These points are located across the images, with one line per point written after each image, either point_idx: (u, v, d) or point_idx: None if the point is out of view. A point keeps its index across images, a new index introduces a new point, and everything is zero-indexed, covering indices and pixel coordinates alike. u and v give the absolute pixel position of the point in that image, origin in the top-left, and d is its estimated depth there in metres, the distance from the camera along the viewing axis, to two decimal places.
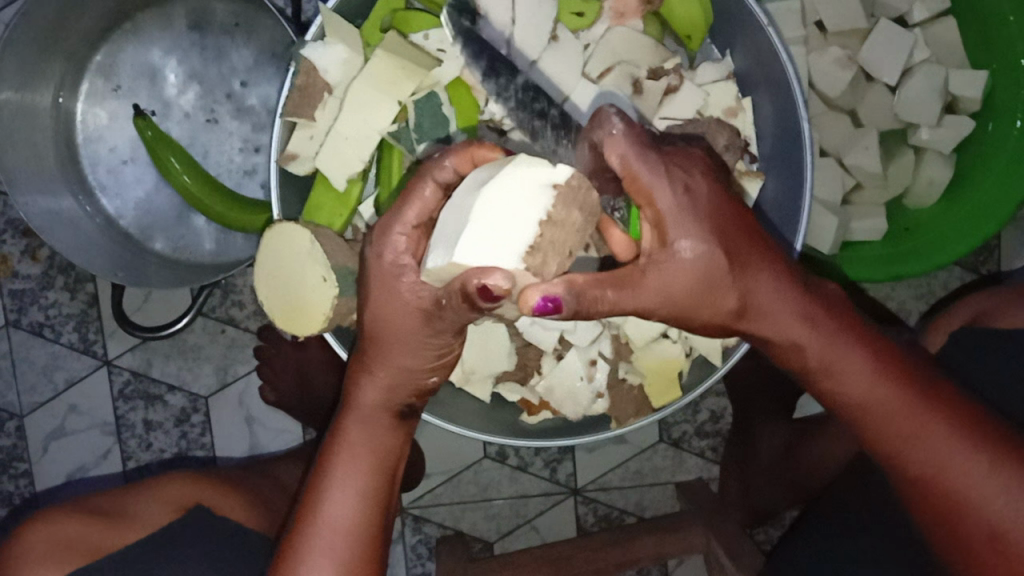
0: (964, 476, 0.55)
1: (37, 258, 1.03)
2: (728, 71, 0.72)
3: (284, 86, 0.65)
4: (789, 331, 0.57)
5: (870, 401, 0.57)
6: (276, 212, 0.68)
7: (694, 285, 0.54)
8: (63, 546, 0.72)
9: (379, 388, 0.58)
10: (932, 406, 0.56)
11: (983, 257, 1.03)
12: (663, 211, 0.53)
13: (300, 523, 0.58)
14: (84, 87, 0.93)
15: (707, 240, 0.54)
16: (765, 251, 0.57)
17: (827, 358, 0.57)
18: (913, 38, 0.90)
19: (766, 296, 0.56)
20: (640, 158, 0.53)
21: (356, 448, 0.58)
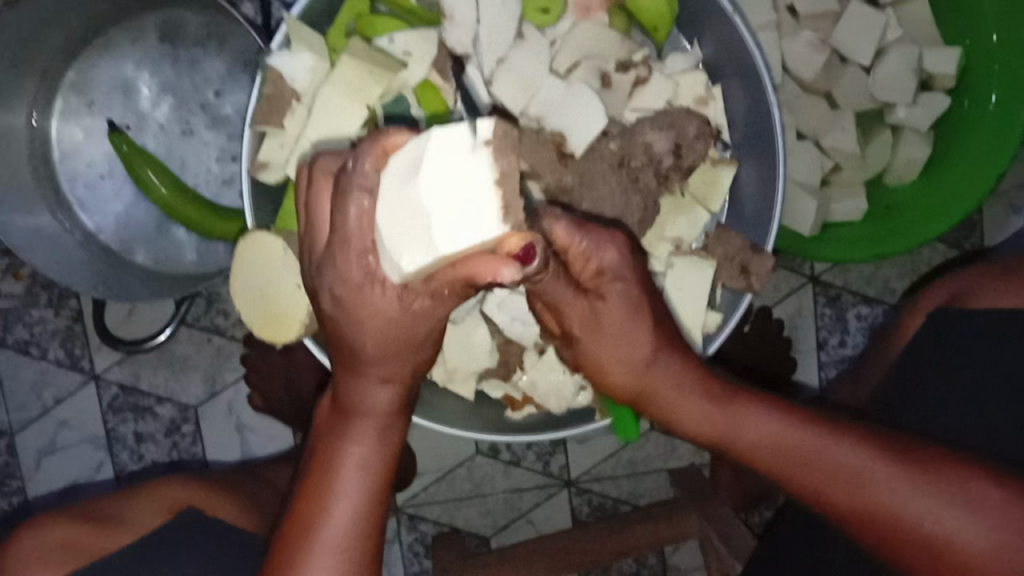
0: (905, 501, 0.52)
1: (19, 276, 1.03)
2: (698, 59, 0.72)
3: (253, 96, 0.65)
4: (686, 400, 0.58)
5: (782, 446, 0.56)
6: (250, 221, 0.67)
7: (619, 321, 0.56)
8: (55, 551, 0.75)
9: (369, 387, 0.54)
10: (857, 442, 0.55)
11: (965, 233, 1.04)
12: (601, 263, 0.57)
13: (300, 533, 0.55)
14: (57, 104, 0.93)
15: (634, 287, 0.57)
16: (664, 328, 0.60)
17: (737, 415, 0.57)
18: (885, 19, 0.90)
19: (662, 360, 0.58)
20: (580, 235, 0.56)
21: (353, 448, 0.55)
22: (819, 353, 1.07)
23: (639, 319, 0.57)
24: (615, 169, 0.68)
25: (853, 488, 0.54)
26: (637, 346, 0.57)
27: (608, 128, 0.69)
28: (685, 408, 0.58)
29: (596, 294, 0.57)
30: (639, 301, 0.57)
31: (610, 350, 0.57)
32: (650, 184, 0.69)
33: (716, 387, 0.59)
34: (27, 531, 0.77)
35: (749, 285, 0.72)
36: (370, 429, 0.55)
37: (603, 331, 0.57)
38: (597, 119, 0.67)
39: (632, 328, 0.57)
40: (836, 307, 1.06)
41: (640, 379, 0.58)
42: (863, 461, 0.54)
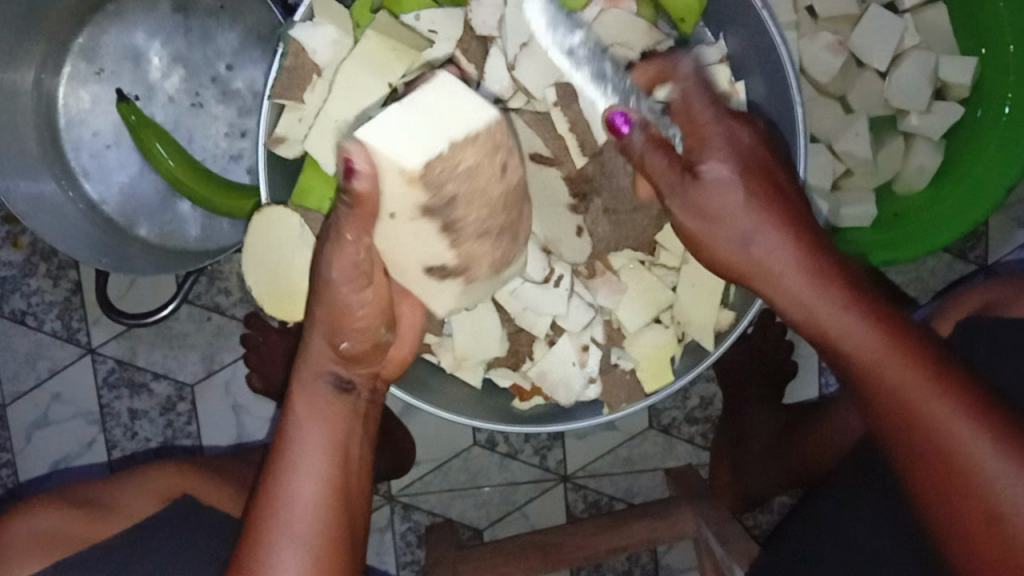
0: (962, 443, 0.49)
1: (18, 245, 1.01)
2: (722, 53, 0.71)
3: (273, 67, 0.64)
4: (795, 279, 0.55)
5: (875, 362, 0.53)
6: (266, 196, 0.67)
7: (721, 206, 0.56)
8: (45, 535, 0.72)
9: (331, 350, 0.60)
10: (960, 393, 0.50)
11: (970, 244, 1.04)
12: (705, 140, 0.58)
13: (259, 506, 0.57)
14: (66, 69, 0.91)
15: (734, 169, 0.56)
16: (790, 204, 0.57)
17: (832, 310, 0.54)
18: (904, 24, 0.90)
19: (767, 237, 0.56)
20: (696, 98, 0.60)
21: (299, 423, 0.59)
22: None
23: (745, 203, 0.56)
24: None
25: (911, 421, 0.51)
26: (737, 219, 0.56)
27: None
28: (781, 281, 0.56)
29: (701, 169, 0.57)
30: (741, 186, 0.56)
31: (711, 227, 0.57)
32: None
33: (827, 270, 0.55)
34: (15, 514, 0.74)
35: None
36: (315, 411, 0.59)
37: (693, 206, 0.57)
38: None
39: (732, 211, 0.56)
40: None
41: (738, 257, 0.57)
42: (945, 410, 0.50)
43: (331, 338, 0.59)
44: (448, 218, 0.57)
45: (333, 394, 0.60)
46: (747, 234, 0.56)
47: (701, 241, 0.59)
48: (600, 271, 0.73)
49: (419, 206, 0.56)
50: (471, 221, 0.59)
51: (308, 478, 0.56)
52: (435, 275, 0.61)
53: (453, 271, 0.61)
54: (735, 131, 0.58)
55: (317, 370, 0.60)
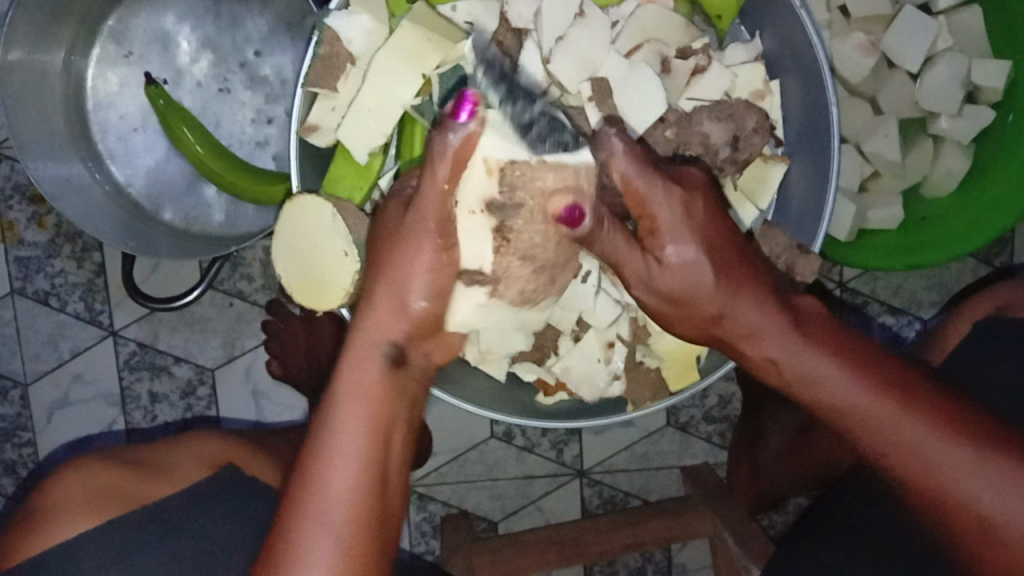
0: (957, 473, 0.54)
1: (43, 226, 1.01)
2: (757, 52, 0.71)
3: (307, 55, 0.65)
4: (771, 348, 0.58)
5: (855, 412, 0.56)
6: (297, 183, 0.67)
7: (685, 285, 0.59)
8: (101, 491, 0.72)
9: (387, 328, 0.57)
10: (932, 419, 0.55)
11: (996, 250, 1.03)
12: (660, 222, 0.58)
13: (296, 496, 0.54)
14: (95, 52, 0.91)
15: (693, 245, 0.58)
16: (748, 265, 0.59)
17: (805, 367, 0.57)
18: (936, 26, 0.89)
19: (742, 306, 0.58)
20: (639, 175, 0.58)
21: (350, 404, 0.55)
22: None
23: (710, 282, 0.58)
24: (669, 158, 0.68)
25: (903, 454, 0.55)
26: (708, 303, 0.58)
27: (665, 114, 0.68)
28: (759, 349, 0.59)
29: (664, 253, 0.58)
30: (706, 266, 0.58)
31: (676, 304, 0.60)
32: None
33: (797, 323, 0.58)
34: (65, 471, 0.74)
35: None
36: (365, 394, 0.55)
37: (662, 284, 0.60)
38: (657, 105, 0.67)
39: (695, 291, 0.58)
40: (862, 316, 1.04)
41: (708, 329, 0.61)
42: (922, 437, 0.55)
43: (387, 307, 0.57)
44: (504, 221, 0.58)
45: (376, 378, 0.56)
46: (721, 312, 0.58)
47: (668, 312, 0.62)
48: None
49: (487, 198, 0.57)
50: (524, 238, 0.59)
51: (353, 462, 0.54)
52: (461, 281, 0.60)
53: (488, 280, 0.60)
54: (681, 186, 0.59)
55: (371, 339, 0.56)
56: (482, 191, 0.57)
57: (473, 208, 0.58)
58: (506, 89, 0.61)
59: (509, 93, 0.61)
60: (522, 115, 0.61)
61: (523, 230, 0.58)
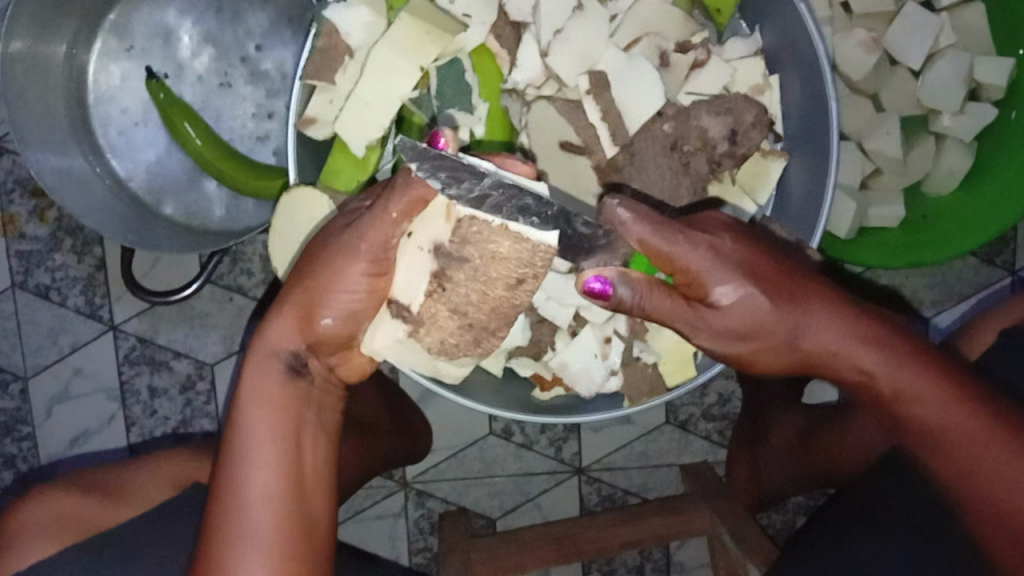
0: (1002, 473, 0.56)
1: (45, 220, 1.01)
2: (758, 46, 0.71)
3: (305, 47, 0.65)
4: (853, 360, 0.59)
5: (927, 421, 0.58)
6: (294, 177, 0.67)
7: (745, 319, 0.59)
8: (54, 524, 0.73)
9: (289, 334, 0.58)
10: (1000, 432, 0.57)
11: (998, 248, 1.02)
12: (692, 267, 0.58)
13: (217, 508, 0.55)
14: (97, 45, 0.92)
15: (741, 280, 0.58)
16: (818, 291, 0.60)
17: (869, 376, 0.59)
18: (939, 23, 0.88)
19: (812, 328, 0.59)
20: (657, 236, 0.57)
21: (254, 412, 0.57)
22: None
23: (774, 312, 0.58)
24: (667, 151, 0.68)
25: (968, 471, 0.57)
26: (778, 329, 0.59)
27: (663, 109, 0.68)
28: (847, 366, 0.60)
29: (715, 295, 0.58)
30: (760, 298, 0.58)
31: (745, 343, 0.60)
32: (702, 169, 0.68)
33: (877, 337, 0.59)
34: (26, 504, 0.76)
35: None
36: (271, 400, 0.57)
37: (721, 324, 0.59)
38: (655, 100, 0.66)
39: (756, 324, 0.59)
40: None
41: (792, 356, 0.60)
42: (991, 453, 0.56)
43: (297, 316, 0.58)
44: (445, 268, 0.57)
45: (277, 387, 0.57)
46: (795, 337, 0.59)
47: (747, 360, 0.62)
48: None
49: (435, 241, 0.57)
50: (460, 292, 0.58)
51: (271, 467, 0.55)
52: (388, 308, 0.60)
53: (412, 319, 0.59)
54: (714, 233, 0.60)
55: (272, 348, 0.58)
56: (431, 233, 0.57)
57: (422, 245, 0.58)
58: (445, 174, 0.55)
59: (452, 173, 0.55)
60: (468, 194, 0.55)
61: (461, 282, 0.57)
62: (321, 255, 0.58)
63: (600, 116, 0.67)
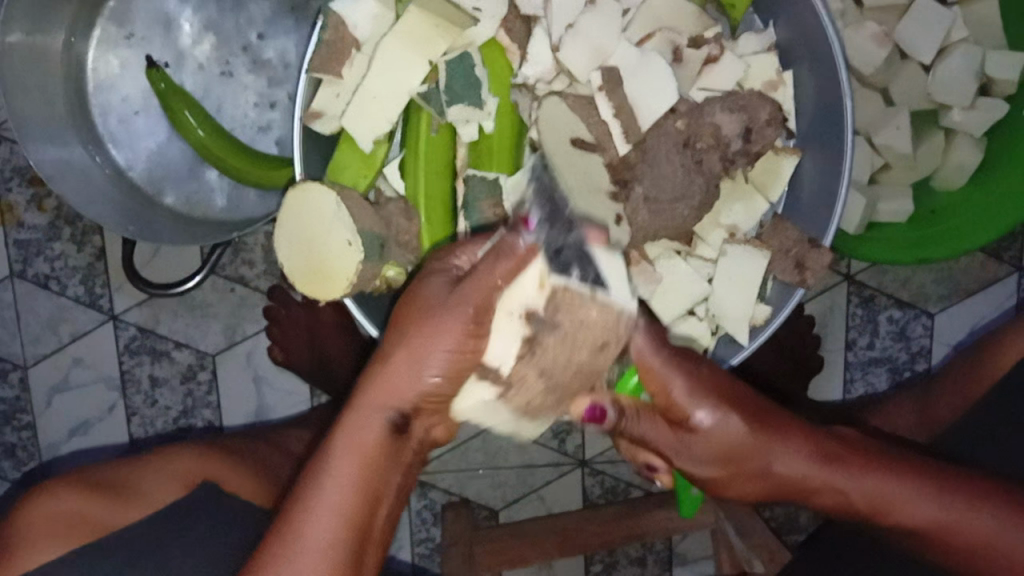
0: (958, 521, 0.63)
1: (43, 209, 1.00)
2: (770, 42, 0.69)
3: (313, 39, 0.64)
4: (813, 474, 0.63)
5: (883, 500, 0.64)
6: (300, 171, 0.66)
7: (719, 446, 0.60)
8: (70, 521, 0.77)
9: (393, 392, 0.56)
10: (938, 489, 0.64)
11: (1006, 244, 1.02)
12: (671, 395, 0.59)
13: (278, 537, 0.57)
14: (96, 33, 0.90)
15: (723, 406, 0.59)
16: (781, 419, 0.63)
17: (836, 485, 0.63)
18: (952, 16, 0.87)
19: (781, 456, 0.62)
20: (653, 351, 0.59)
21: (337, 458, 0.57)
22: (846, 351, 1.04)
23: (750, 437, 0.60)
24: (680, 148, 0.67)
25: (936, 527, 0.64)
26: (755, 458, 0.61)
27: (676, 106, 0.67)
28: (810, 485, 0.63)
29: (694, 422, 0.59)
30: (738, 422, 0.59)
31: (724, 466, 0.61)
32: (714, 167, 0.67)
33: (833, 453, 0.63)
34: (36, 496, 0.78)
35: (802, 280, 0.70)
36: (354, 454, 0.56)
37: (701, 452, 0.60)
38: (668, 95, 0.65)
39: (737, 449, 0.60)
40: (868, 308, 1.03)
41: (758, 482, 0.62)
42: (937, 508, 0.64)
43: (393, 381, 0.56)
44: (537, 334, 0.56)
45: (362, 442, 0.57)
46: (771, 465, 0.61)
47: (721, 484, 0.63)
48: (637, 261, 0.68)
49: (524, 305, 0.56)
50: (548, 355, 0.56)
51: (338, 510, 0.57)
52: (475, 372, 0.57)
53: (501, 381, 0.57)
54: (697, 359, 0.61)
55: (372, 402, 0.56)
56: (523, 298, 0.56)
57: (511, 311, 0.55)
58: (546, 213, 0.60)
59: (550, 219, 0.59)
60: (550, 242, 0.57)
61: (553, 348, 0.56)
62: (422, 316, 0.55)
63: (613, 113, 0.66)
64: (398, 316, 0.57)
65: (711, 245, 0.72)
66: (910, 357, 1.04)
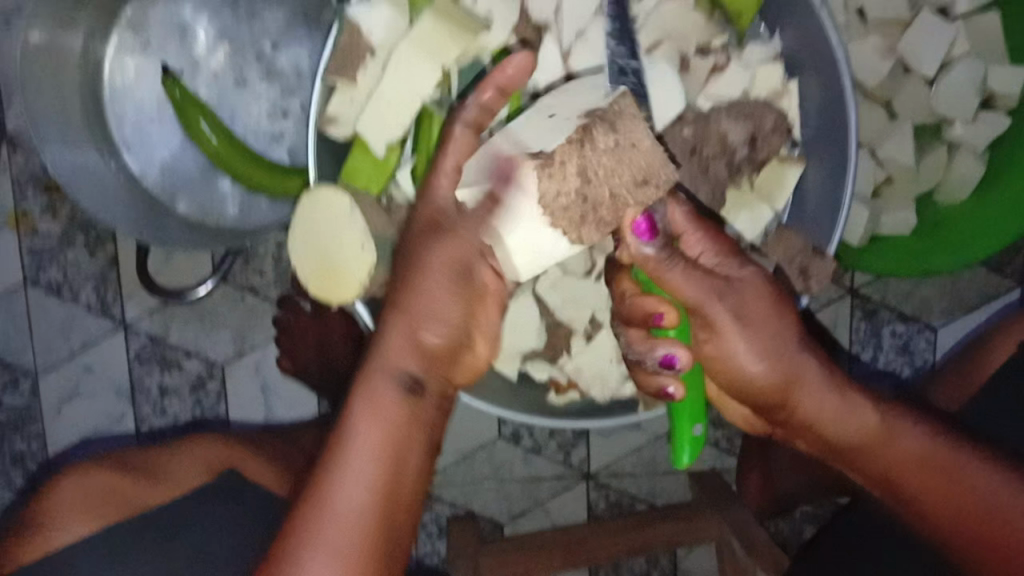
0: (962, 465, 0.60)
1: (58, 217, 1.01)
2: (776, 51, 0.70)
3: (329, 44, 0.65)
4: (827, 385, 0.62)
5: (889, 431, 0.62)
6: (312, 173, 0.68)
7: (745, 321, 0.61)
8: (100, 501, 0.82)
9: (410, 351, 0.59)
10: (944, 436, 0.62)
11: (1010, 259, 1.02)
12: (692, 291, 0.61)
13: (307, 508, 0.56)
14: (113, 40, 0.90)
15: (740, 293, 0.62)
16: (800, 336, 0.64)
17: (847, 404, 0.62)
18: (954, 30, 0.88)
19: (798, 359, 0.62)
20: (682, 270, 0.60)
21: (361, 422, 0.57)
22: (852, 366, 1.04)
23: (766, 330, 0.61)
24: (685, 154, 0.69)
25: (941, 466, 0.61)
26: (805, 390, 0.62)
27: (684, 113, 0.69)
28: (830, 403, 0.62)
29: (714, 303, 0.61)
30: (756, 303, 0.62)
31: (749, 351, 0.61)
32: (720, 173, 0.70)
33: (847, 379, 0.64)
34: (70, 474, 0.83)
35: (807, 285, 0.71)
36: (377, 420, 0.57)
37: (725, 349, 0.62)
38: (675, 103, 0.68)
39: (754, 332, 0.61)
40: (873, 322, 1.03)
41: (787, 386, 0.62)
42: (942, 447, 0.61)
43: (408, 336, 0.59)
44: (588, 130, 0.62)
45: (382, 407, 0.58)
46: (790, 360, 0.62)
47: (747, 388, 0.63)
48: None
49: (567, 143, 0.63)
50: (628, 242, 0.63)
51: (365, 478, 0.56)
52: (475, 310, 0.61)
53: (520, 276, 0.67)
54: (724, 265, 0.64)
55: (393, 366, 0.58)
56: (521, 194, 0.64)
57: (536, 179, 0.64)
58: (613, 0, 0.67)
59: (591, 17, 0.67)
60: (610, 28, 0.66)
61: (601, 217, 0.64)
62: (420, 278, 0.59)
63: None
64: (399, 289, 0.60)
65: None
66: (914, 371, 1.04)
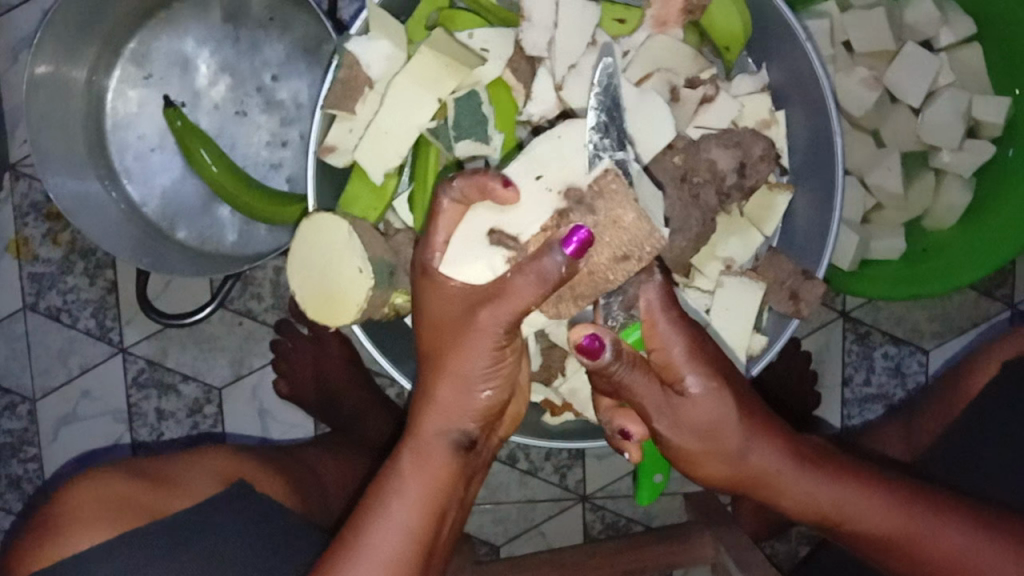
0: (918, 529, 0.66)
1: (58, 243, 1.03)
2: (763, 83, 0.73)
3: (327, 78, 0.67)
4: (785, 467, 0.64)
5: (852, 507, 0.66)
6: (311, 201, 0.69)
7: (708, 416, 0.61)
8: (121, 502, 0.73)
9: None
10: (899, 499, 0.67)
11: (998, 282, 1.04)
12: (669, 357, 0.61)
13: None
14: (117, 73, 0.93)
15: (711, 375, 0.61)
16: (764, 415, 0.65)
17: (808, 488, 0.65)
18: (939, 61, 0.91)
19: (758, 445, 0.63)
20: (661, 309, 0.62)
21: None
22: (843, 388, 1.06)
23: (733, 415, 0.62)
24: (677, 181, 0.70)
25: (901, 535, 0.66)
26: (731, 438, 0.62)
27: (674, 142, 0.70)
28: (792, 490, 0.65)
29: (684, 386, 0.61)
30: (723, 388, 0.61)
31: (706, 437, 0.62)
32: (711, 201, 0.70)
33: (810, 456, 0.66)
34: (80, 481, 0.75)
35: (797, 309, 0.73)
36: None
37: (688, 418, 0.62)
38: (665, 130, 0.68)
39: (719, 420, 0.61)
40: (864, 344, 1.05)
41: (747, 471, 0.64)
42: (901, 516, 0.66)
43: None
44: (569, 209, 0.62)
45: None
46: (745, 449, 0.63)
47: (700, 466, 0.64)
48: None
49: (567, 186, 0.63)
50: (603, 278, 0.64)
51: None
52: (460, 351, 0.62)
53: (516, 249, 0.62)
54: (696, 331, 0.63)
55: None
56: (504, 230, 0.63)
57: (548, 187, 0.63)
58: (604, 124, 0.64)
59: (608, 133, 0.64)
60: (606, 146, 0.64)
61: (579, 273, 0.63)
62: (404, 309, 0.59)
63: None
64: None
65: (708, 277, 0.74)
66: (906, 393, 1.05)
